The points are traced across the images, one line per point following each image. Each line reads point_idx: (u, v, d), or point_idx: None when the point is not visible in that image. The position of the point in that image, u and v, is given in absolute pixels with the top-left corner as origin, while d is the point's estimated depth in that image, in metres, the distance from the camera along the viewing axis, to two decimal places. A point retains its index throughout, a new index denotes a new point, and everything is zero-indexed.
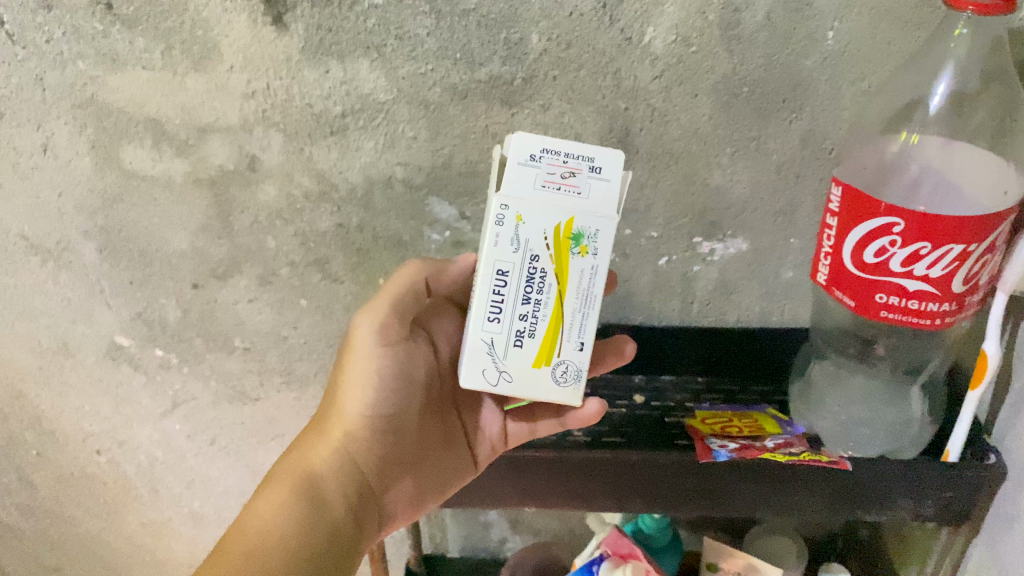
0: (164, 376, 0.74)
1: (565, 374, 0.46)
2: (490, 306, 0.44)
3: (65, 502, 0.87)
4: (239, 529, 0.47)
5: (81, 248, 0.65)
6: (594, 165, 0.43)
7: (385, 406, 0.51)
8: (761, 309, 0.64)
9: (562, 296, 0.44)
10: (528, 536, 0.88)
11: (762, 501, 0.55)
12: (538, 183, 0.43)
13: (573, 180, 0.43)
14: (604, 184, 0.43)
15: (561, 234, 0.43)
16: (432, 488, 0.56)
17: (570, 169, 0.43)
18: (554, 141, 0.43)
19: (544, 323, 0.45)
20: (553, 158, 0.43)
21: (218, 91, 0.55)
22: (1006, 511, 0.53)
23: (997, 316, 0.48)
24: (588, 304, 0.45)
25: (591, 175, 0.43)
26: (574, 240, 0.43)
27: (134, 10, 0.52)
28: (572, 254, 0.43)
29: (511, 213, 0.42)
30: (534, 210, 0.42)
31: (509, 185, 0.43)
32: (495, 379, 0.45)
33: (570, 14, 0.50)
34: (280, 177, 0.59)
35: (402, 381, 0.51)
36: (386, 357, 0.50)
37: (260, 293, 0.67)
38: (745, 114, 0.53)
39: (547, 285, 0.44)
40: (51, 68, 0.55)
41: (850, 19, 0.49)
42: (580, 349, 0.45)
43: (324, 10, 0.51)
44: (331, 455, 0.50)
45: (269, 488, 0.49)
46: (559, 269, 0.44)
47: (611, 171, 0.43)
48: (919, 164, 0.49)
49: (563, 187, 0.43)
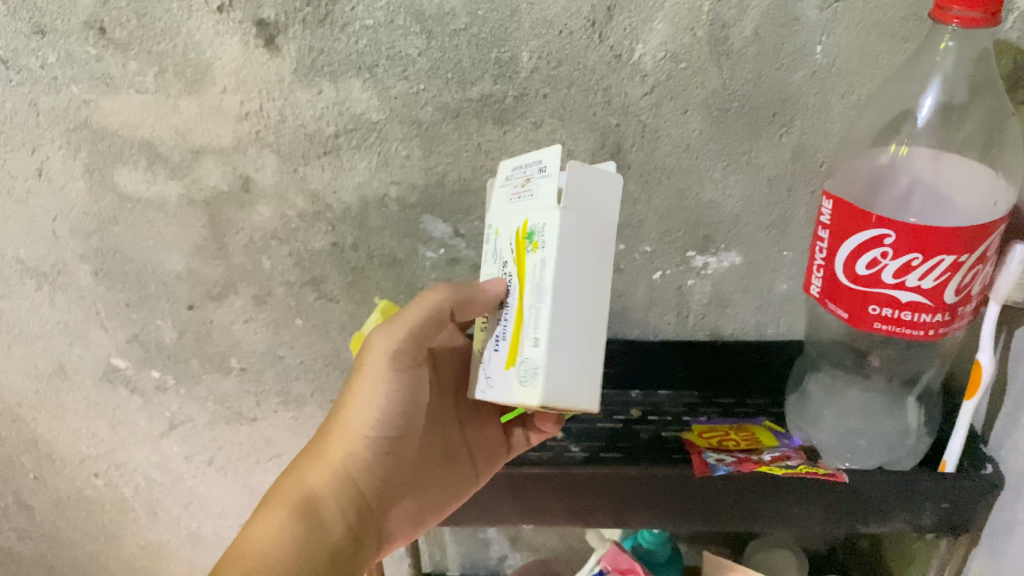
0: (161, 398, 0.74)
1: (527, 374, 0.40)
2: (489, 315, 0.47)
3: (63, 525, 0.86)
4: (238, 553, 0.46)
5: (76, 271, 0.65)
6: (541, 165, 0.43)
7: (391, 428, 0.51)
8: (756, 322, 0.64)
9: (525, 296, 0.41)
10: (528, 552, 0.88)
11: (761, 514, 0.55)
12: (508, 199, 0.45)
13: (528, 185, 0.43)
14: (548, 179, 0.41)
15: (520, 236, 0.42)
16: (431, 505, 0.57)
17: (527, 177, 0.44)
18: (519, 159, 0.45)
19: (512, 322, 0.42)
20: (519, 173, 0.45)
21: (212, 113, 0.55)
22: (1005, 521, 0.52)
23: (990, 326, 0.48)
24: (543, 297, 0.40)
25: (540, 176, 0.42)
26: (529, 238, 0.41)
27: (126, 34, 0.52)
28: (528, 253, 0.41)
29: (493, 229, 0.46)
30: (502, 222, 0.45)
31: (492, 208, 0.47)
32: (486, 385, 0.45)
33: (559, 33, 0.51)
34: (275, 198, 0.59)
35: (407, 404, 0.51)
36: (399, 381, 0.50)
37: (256, 314, 0.67)
38: (736, 129, 0.54)
39: (515, 287, 0.43)
40: (45, 93, 0.55)
41: (838, 34, 0.49)
42: (536, 344, 0.40)
43: (316, 32, 0.51)
44: (332, 476, 0.50)
45: (268, 509, 0.49)
46: (521, 270, 0.42)
47: (554, 165, 0.42)
48: (908, 176, 0.49)
49: (522, 194, 0.43)
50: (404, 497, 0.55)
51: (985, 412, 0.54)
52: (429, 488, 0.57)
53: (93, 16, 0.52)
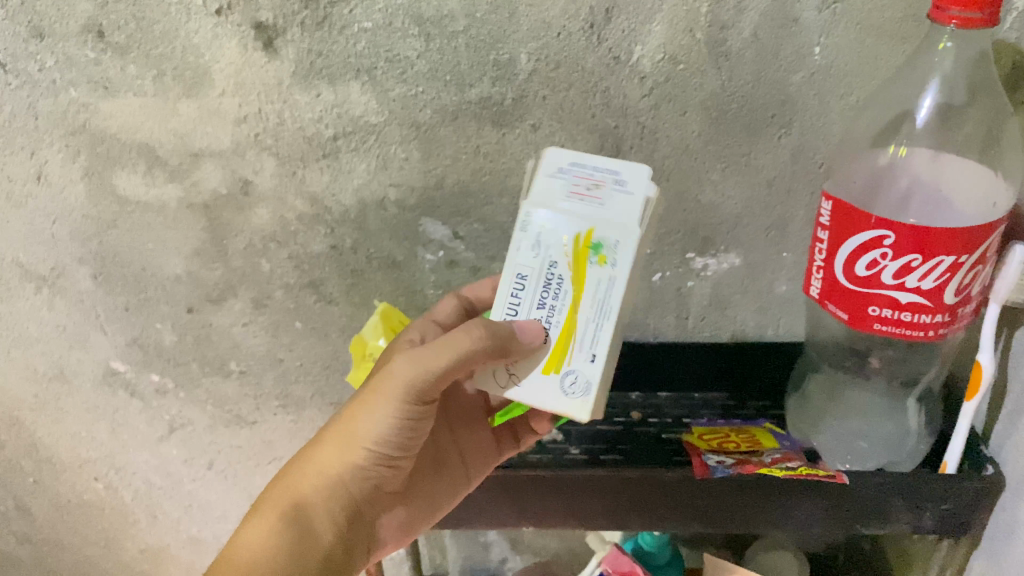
0: (160, 401, 0.74)
1: (575, 386, 0.44)
2: (508, 305, 0.45)
3: (62, 529, 0.86)
4: (228, 556, 0.47)
5: (75, 274, 0.65)
6: (619, 178, 0.44)
7: (392, 445, 0.50)
8: (756, 323, 0.64)
9: (580, 307, 0.44)
10: (528, 555, 0.88)
11: (761, 516, 0.55)
12: (563, 194, 0.44)
13: (597, 192, 0.44)
14: (627, 196, 0.43)
15: (580, 243, 0.43)
16: (423, 510, 0.57)
17: (596, 182, 0.44)
18: (582, 157, 0.45)
19: (557, 330, 0.44)
20: (580, 172, 0.44)
21: (210, 116, 0.55)
22: (1005, 522, 0.52)
23: (990, 328, 0.48)
24: (607, 316, 0.43)
25: (615, 187, 0.44)
26: (594, 249, 0.43)
27: (125, 37, 0.52)
28: (592, 265, 0.43)
29: (537, 220, 0.44)
30: (555, 219, 0.44)
31: (539, 195, 0.44)
32: (506, 381, 0.45)
33: (558, 35, 0.51)
34: (273, 201, 0.59)
35: (412, 427, 0.49)
36: (410, 408, 0.48)
37: (255, 317, 0.67)
38: (735, 130, 0.54)
39: (567, 292, 0.44)
40: (44, 97, 0.55)
41: (837, 35, 0.49)
42: (593, 360, 0.43)
43: (314, 34, 0.51)
44: (322, 484, 0.50)
45: (258, 515, 0.49)
46: (577, 278, 0.44)
47: (636, 185, 0.43)
48: (908, 177, 0.49)
49: (587, 198, 0.44)
50: (398, 504, 0.55)
51: (986, 413, 0.54)
52: (423, 495, 0.57)
53: (91, 19, 0.52)
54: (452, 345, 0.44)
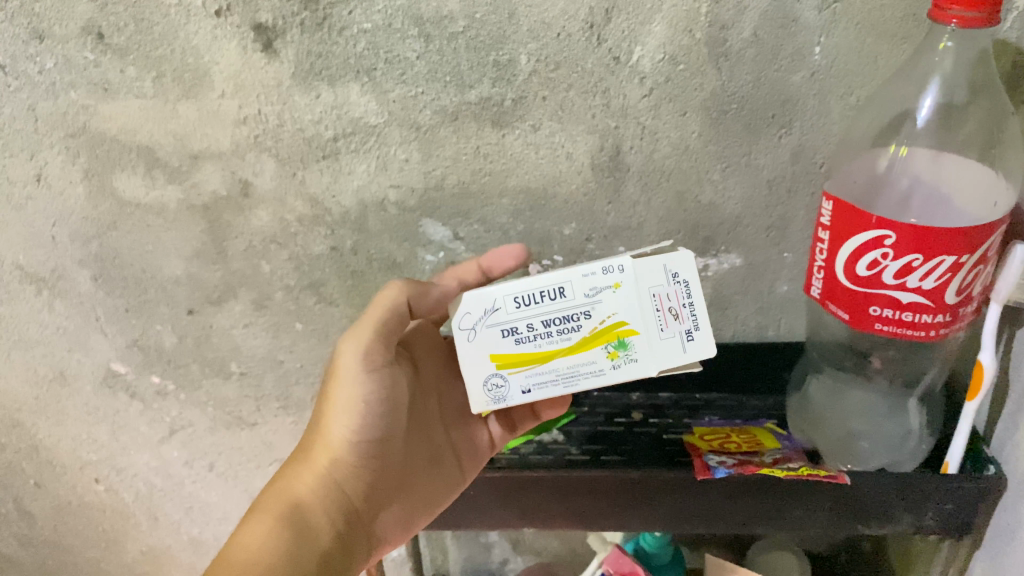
0: (161, 403, 0.74)
1: (495, 389, 0.45)
2: (528, 292, 0.43)
3: (63, 531, 0.86)
4: (224, 560, 0.46)
5: (75, 276, 0.65)
6: (693, 334, 0.43)
7: (374, 429, 0.50)
8: (757, 323, 0.64)
9: (563, 357, 0.44)
10: (530, 555, 0.87)
11: (763, 516, 0.55)
12: (653, 292, 0.43)
13: (668, 317, 0.43)
14: (675, 349, 0.43)
15: (615, 328, 0.43)
16: (421, 506, 0.56)
17: (677, 310, 0.43)
18: (697, 284, 0.42)
19: (533, 347, 0.44)
20: (680, 289, 0.43)
21: (210, 118, 0.55)
22: (1007, 522, 0.52)
23: (992, 327, 0.48)
24: (567, 383, 0.44)
25: (682, 334, 0.43)
26: (618, 344, 0.43)
27: (125, 39, 0.52)
28: (603, 348, 0.43)
29: (618, 276, 0.42)
30: (629, 295, 0.42)
31: (640, 271, 0.42)
32: (467, 326, 0.44)
33: (558, 35, 0.50)
34: (273, 202, 0.59)
35: (387, 404, 0.51)
36: (376, 382, 0.50)
37: (255, 318, 0.67)
38: (735, 130, 0.54)
39: (568, 338, 0.43)
40: (43, 99, 0.55)
41: (837, 35, 0.49)
42: (523, 392, 0.45)
43: (313, 36, 0.51)
44: (317, 482, 0.50)
45: (255, 518, 0.48)
46: (585, 341, 0.43)
47: (694, 350, 0.43)
48: (908, 177, 0.49)
49: (660, 311, 0.43)
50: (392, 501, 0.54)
51: (988, 413, 0.54)
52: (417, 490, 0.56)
53: (90, 21, 0.52)
54: (380, 302, 0.50)
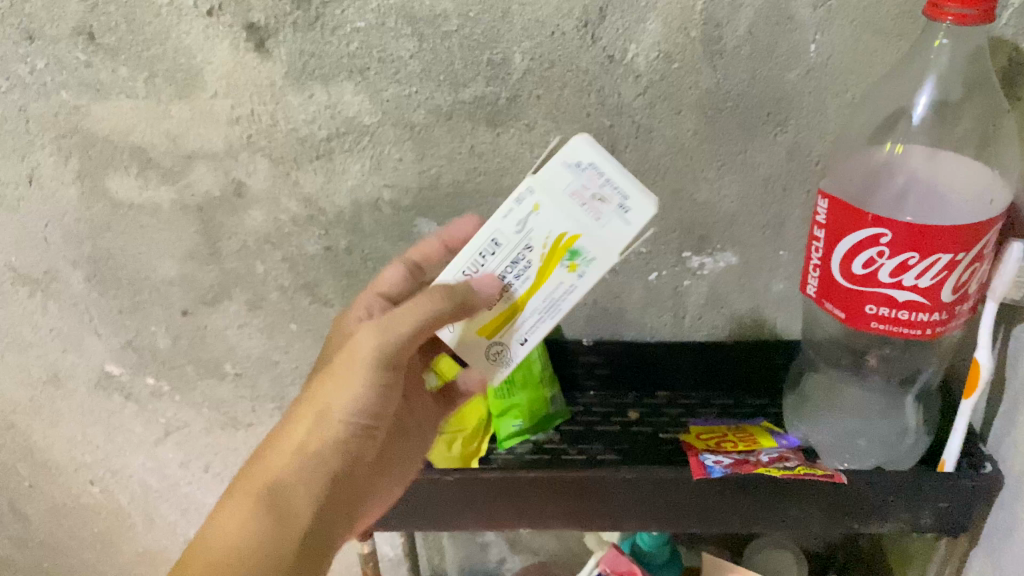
0: (156, 405, 0.73)
1: (500, 357, 0.48)
2: (473, 260, 0.46)
3: (58, 532, 0.86)
4: (205, 545, 0.45)
5: (68, 277, 0.64)
6: (626, 206, 0.43)
7: (369, 416, 0.48)
8: (753, 322, 0.64)
9: (535, 295, 0.46)
10: (527, 555, 0.88)
11: (759, 515, 0.54)
12: (570, 187, 0.44)
13: (599, 204, 0.43)
14: (625, 228, 0.43)
15: (560, 244, 0.44)
16: (395, 482, 0.55)
17: (603, 193, 0.43)
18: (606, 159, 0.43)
19: (504, 305, 0.46)
20: (594, 173, 0.43)
21: (204, 118, 0.55)
22: (1004, 519, 0.52)
23: (987, 325, 0.48)
24: (551, 312, 0.46)
25: (621, 211, 0.43)
26: (571, 254, 0.45)
27: (117, 39, 0.52)
28: (561, 265, 0.45)
29: (532, 199, 0.44)
30: (550, 202, 0.44)
31: (543, 175, 0.44)
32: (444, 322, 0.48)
33: (552, 33, 0.50)
34: (267, 203, 0.59)
35: (387, 394, 0.48)
36: (381, 375, 0.47)
37: (250, 319, 0.66)
38: (730, 128, 0.53)
39: (528, 276, 0.46)
40: (35, 99, 0.55)
41: (832, 32, 0.49)
42: (523, 344, 0.47)
43: (306, 35, 0.51)
44: (298, 465, 0.47)
45: (233, 501, 0.47)
46: (542, 270, 0.45)
47: (637, 216, 0.43)
48: (905, 175, 0.48)
49: (588, 205, 0.43)
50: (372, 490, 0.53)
51: (984, 410, 0.54)
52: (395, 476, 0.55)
53: (82, 21, 0.51)
54: (417, 310, 0.45)
